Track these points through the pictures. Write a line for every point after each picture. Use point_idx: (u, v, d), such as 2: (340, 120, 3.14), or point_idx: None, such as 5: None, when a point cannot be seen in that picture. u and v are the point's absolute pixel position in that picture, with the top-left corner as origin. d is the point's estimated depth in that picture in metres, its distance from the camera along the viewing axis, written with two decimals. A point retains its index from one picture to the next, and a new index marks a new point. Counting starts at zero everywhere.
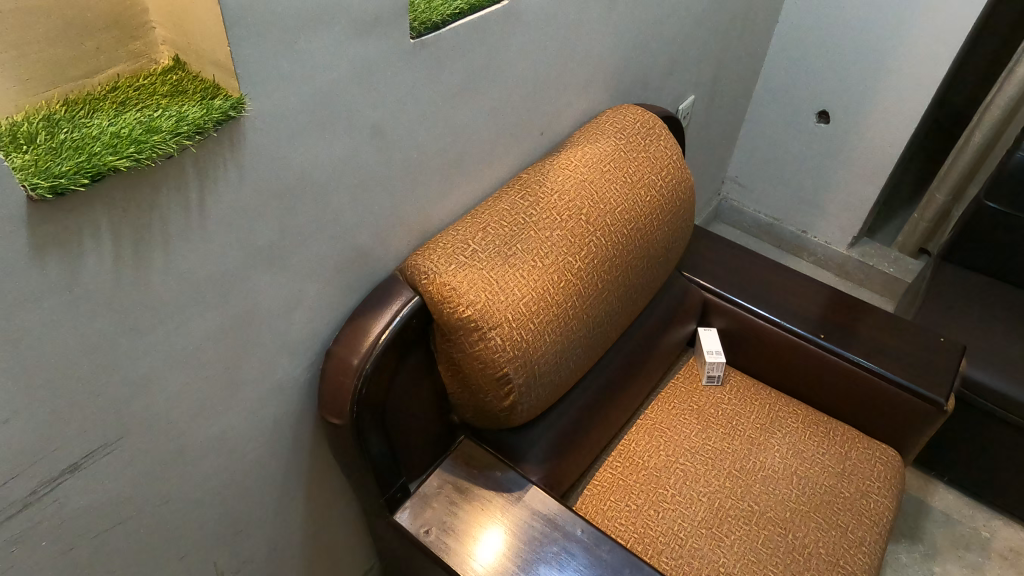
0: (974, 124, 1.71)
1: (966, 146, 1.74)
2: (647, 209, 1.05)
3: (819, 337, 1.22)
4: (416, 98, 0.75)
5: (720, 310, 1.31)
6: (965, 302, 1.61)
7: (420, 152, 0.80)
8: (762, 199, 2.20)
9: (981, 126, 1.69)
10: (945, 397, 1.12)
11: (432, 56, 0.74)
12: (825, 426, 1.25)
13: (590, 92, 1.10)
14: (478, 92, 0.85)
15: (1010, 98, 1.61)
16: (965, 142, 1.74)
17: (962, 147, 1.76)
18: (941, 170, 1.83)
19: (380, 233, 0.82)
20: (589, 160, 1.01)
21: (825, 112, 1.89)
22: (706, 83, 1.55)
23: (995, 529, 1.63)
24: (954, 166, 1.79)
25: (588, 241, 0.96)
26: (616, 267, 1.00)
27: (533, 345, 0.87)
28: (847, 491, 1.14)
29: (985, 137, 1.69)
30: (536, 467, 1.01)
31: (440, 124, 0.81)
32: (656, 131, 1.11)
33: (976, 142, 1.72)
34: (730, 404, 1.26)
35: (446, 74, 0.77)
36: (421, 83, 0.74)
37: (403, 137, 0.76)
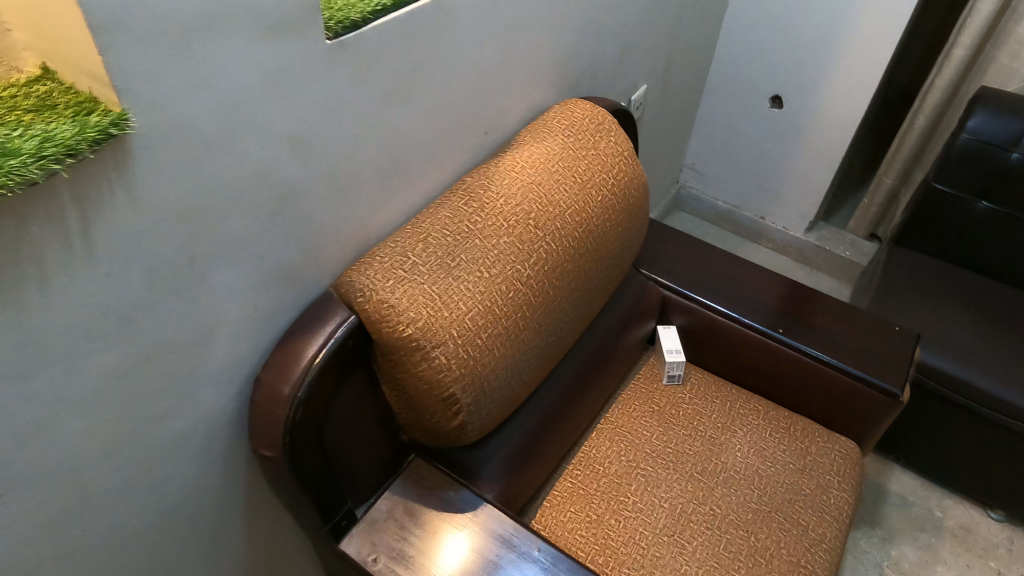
0: (915, 108, 1.73)
1: (911, 129, 1.75)
2: (598, 210, 1.01)
3: (778, 332, 1.20)
4: (339, 103, 0.69)
5: (679, 307, 1.28)
6: (918, 287, 1.62)
7: (347, 160, 0.74)
8: (720, 186, 2.18)
9: (924, 109, 1.71)
10: (900, 388, 1.12)
11: (354, 58, 0.68)
12: (785, 421, 1.24)
13: (536, 87, 1.05)
14: (410, 93, 0.79)
15: (949, 80, 1.63)
16: (909, 126, 1.76)
17: (906, 131, 1.77)
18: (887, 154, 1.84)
19: (307, 250, 0.75)
20: (536, 161, 0.96)
21: (778, 97, 1.87)
22: (658, 71, 1.51)
23: (947, 508, 1.66)
24: (900, 150, 1.80)
25: (538, 247, 0.91)
26: (567, 273, 0.96)
27: (482, 361, 0.82)
28: (807, 488, 1.14)
29: (928, 120, 1.71)
30: (492, 484, 0.96)
31: (369, 129, 0.75)
32: (606, 126, 1.07)
33: (920, 126, 1.73)
34: (691, 403, 1.24)
35: (372, 75, 0.71)
36: (343, 86, 0.68)
37: (327, 145, 0.70)
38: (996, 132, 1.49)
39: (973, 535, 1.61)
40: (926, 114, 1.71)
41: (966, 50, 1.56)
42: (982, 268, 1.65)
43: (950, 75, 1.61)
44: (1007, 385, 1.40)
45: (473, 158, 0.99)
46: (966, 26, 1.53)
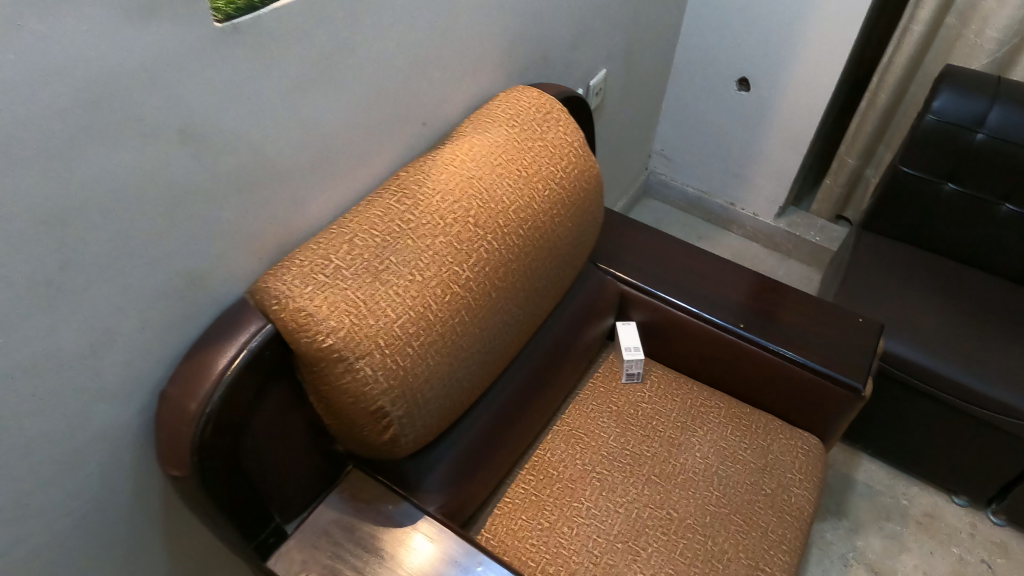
0: (875, 86, 1.74)
1: (872, 108, 1.76)
2: (545, 205, 0.95)
3: (739, 327, 1.16)
4: (234, 90, 0.63)
5: (638, 302, 1.23)
6: (886, 273, 1.59)
7: (255, 153, 0.69)
8: (690, 172, 2.13)
9: (884, 87, 1.72)
10: (862, 382, 1.09)
11: (250, 44, 0.63)
12: (748, 418, 1.20)
13: (479, 73, 0.99)
14: (326, 79, 0.73)
15: (908, 57, 1.64)
16: (871, 103, 1.77)
17: (868, 109, 1.78)
18: (848, 134, 1.85)
19: (215, 253, 0.70)
20: (477, 154, 0.91)
21: (745, 80, 1.82)
22: (619, 54, 1.45)
23: (913, 496, 1.64)
24: (862, 128, 1.82)
25: (477, 246, 0.85)
26: (511, 273, 0.90)
27: (414, 371, 0.76)
28: (768, 488, 1.10)
29: (889, 97, 1.73)
30: (434, 496, 0.92)
31: (277, 119, 0.69)
32: (555, 114, 1.01)
33: (881, 103, 1.75)
34: (650, 402, 1.20)
35: (276, 62, 0.66)
36: (237, 72, 0.63)
37: (226, 138, 0.65)
38: (962, 112, 1.45)
39: (938, 522, 1.59)
40: (887, 91, 1.72)
41: (925, 25, 1.57)
42: (948, 252, 1.63)
43: (909, 52, 1.63)
44: (971, 372, 1.39)
45: (409, 151, 0.93)
46: (924, 1, 1.54)
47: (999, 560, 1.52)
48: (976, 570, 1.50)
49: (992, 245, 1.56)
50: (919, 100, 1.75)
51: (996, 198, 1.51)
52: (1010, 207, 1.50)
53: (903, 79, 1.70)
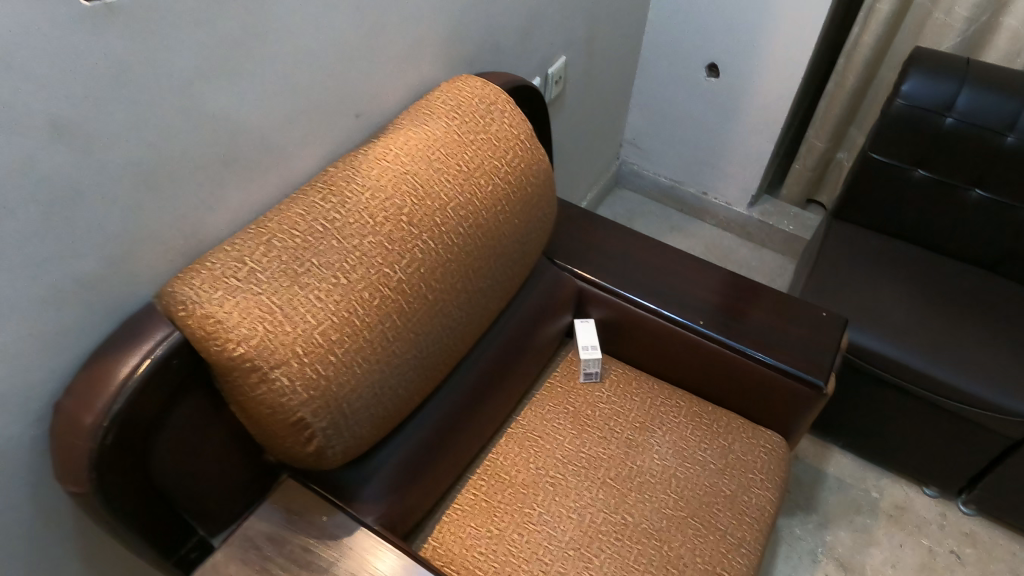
0: (844, 68, 1.72)
1: (841, 89, 1.74)
2: (487, 201, 0.91)
3: (698, 324, 1.13)
4: (121, 78, 0.60)
5: (596, 300, 1.20)
6: (856, 263, 1.55)
7: (151, 148, 0.65)
8: (661, 161, 2.09)
9: (852, 68, 1.70)
10: (824, 379, 1.06)
11: (131, 29, 0.59)
12: (709, 418, 1.17)
13: (418, 62, 0.95)
14: (231, 67, 0.69)
15: (876, 36, 1.62)
16: (839, 85, 1.75)
17: (835, 91, 1.76)
18: (816, 117, 1.83)
19: (111, 255, 0.66)
20: (413, 147, 0.86)
21: (714, 66, 1.78)
22: (579, 40, 1.40)
23: (883, 488, 1.59)
24: (830, 111, 1.79)
25: (411, 246, 0.81)
26: (450, 274, 0.86)
27: (338, 380, 0.72)
28: (728, 489, 1.07)
29: (858, 80, 1.71)
30: (373, 506, 0.88)
31: (175, 111, 0.65)
32: (500, 105, 0.96)
33: (850, 85, 1.72)
34: (609, 402, 1.16)
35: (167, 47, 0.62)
36: (121, 60, 0.59)
37: (111, 131, 0.61)
38: (930, 96, 1.42)
39: (908, 514, 1.55)
40: (856, 72, 1.70)
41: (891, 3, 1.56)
42: (919, 239, 1.60)
43: (876, 32, 1.61)
44: (938, 362, 1.36)
45: (341, 143, 0.89)
46: None
47: (968, 551, 1.50)
48: (946, 562, 1.48)
49: (963, 232, 1.54)
50: (889, 82, 1.74)
51: (966, 183, 1.48)
52: (980, 192, 1.48)
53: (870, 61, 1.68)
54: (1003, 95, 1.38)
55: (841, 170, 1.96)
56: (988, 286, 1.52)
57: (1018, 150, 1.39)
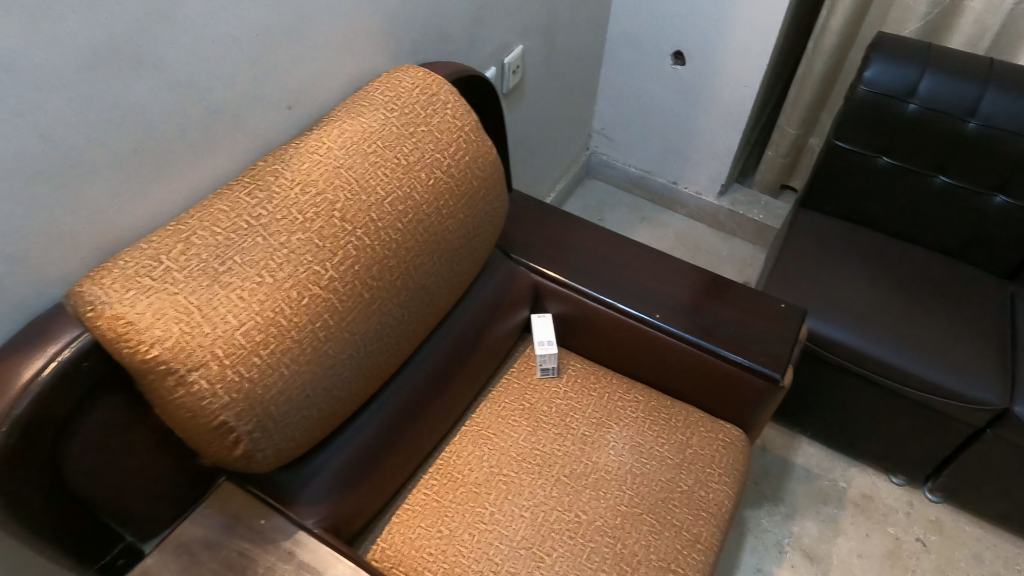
0: (812, 53, 1.72)
1: (809, 75, 1.74)
2: (429, 196, 0.88)
3: (655, 318, 1.11)
4: None
5: (553, 294, 1.18)
6: (822, 252, 1.54)
7: (48, 133, 0.62)
8: (631, 151, 2.07)
9: (822, 54, 1.70)
10: (781, 372, 1.05)
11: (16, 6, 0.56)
12: (666, 412, 1.15)
13: (354, 50, 0.93)
14: (141, 51, 0.67)
15: (844, 21, 1.62)
16: (808, 71, 1.74)
17: (805, 77, 1.76)
18: (786, 104, 1.82)
19: (11, 250, 0.63)
20: (346, 140, 0.84)
21: (680, 53, 1.76)
22: (537, 29, 1.38)
23: (851, 477, 1.59)
24: (801, 97, 1.79)
25: (344, 243, 0.79)
26: (388, 271, 0.84)
27: (263, 382, 0.70)
28: (685, 484, 1.06)
29: (826, 65, 1.71)
30: (314, 509, 0.86)
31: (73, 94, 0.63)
32: (442, 95, 0.94)
33: (818, 70, 1.72)
34: (566, 398, 1.15)
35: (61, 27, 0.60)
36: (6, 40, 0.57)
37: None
38: (893, 82, 1.40)
39: (875, 503, 1.55)
40: (823, 58, 1.70)
41: None
42: (884, 227, 1.60)
43: (844, 16, 1.61)
44: (901, 351, 1.36)
45: (271, 136, 0.86)
46: None
47: (933, 539, 1.50)
48: (911, 549, 1.48)
49: (927, 218, 1.54)
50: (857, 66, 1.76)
51: (929, 170, 1.48)
52: (943, 179, 1.47)
53: (839, 46, 1.68)
54: (964, 81, 1.37)
55: (810, 154, 1.96)
56: (951, 273, 1.52)
57: (979, 136, 1.39)
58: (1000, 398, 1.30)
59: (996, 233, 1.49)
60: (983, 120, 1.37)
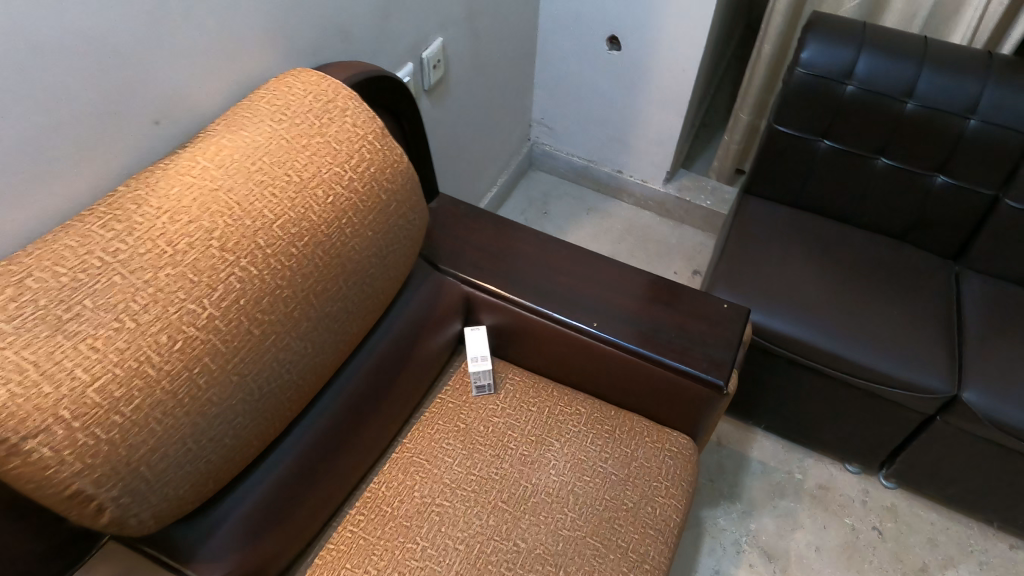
0: (761, 35, 1.71)
1: (758, 59, 1.73)
2: (328, 215, 0.81)
3: (592, 326, 1.05)
4: None
5: (485, 305, 1.11)
6: (768, 240, 1.49)
7: None
8: (572, 139, 2.04)
9: (769, 37, 1.69)
10: (725, 380, 1.00)
11: None
12: (610, 423, 1.09)
13: (236, 54, 0.85)
14: None
15: (789, 4, 1.61)
16: (757, 55, 1.74)
17: (755, 61, 1.75)
18: (741, 88, 1.82)
19: None
20: (225, 159, 0.76)
21: (615, 38, 1.73)
22: (452, 22, 1.33)
23: (807, 468, 1.56)
24: (751, 80, 1.78)
25: (225, 275, 0.71)
26: (282, 302, 0.76)
27: (128, 443, 0.62)
28: (630, 501, 1.00)
29: (774, 48, 1.70)
30: (216, 567, 0.77)
31: None
32: (338, 102, 0.86)
33: (766, 54, 1.72)
34: (503, 416, 1.08)
35: None
36: None
37: None
38: (829, 64, 1.38)
39: (831, 493, 1.53)
40: (772, 41, 1.69)
41: None
42: (829, 211, 1.57)
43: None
44: (849, 340, 1.33)
45: (134, 156, 0.77)
46: None
47: (889, 526, 1.49)
48: (868, 539, 1.46)
49: (873, 200, 1.51)
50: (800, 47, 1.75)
51: (871, 152, 1.46)
52: (885, 161, 1.46)
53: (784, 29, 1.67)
54: (900, 60, 1.36)
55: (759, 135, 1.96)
56: (897, 256, 1.50)
57: (917, 117, 1.38)
58: (948, 385, 1.28)
59: (940, 212, 1.47)
60: (920, 101, 1.36)
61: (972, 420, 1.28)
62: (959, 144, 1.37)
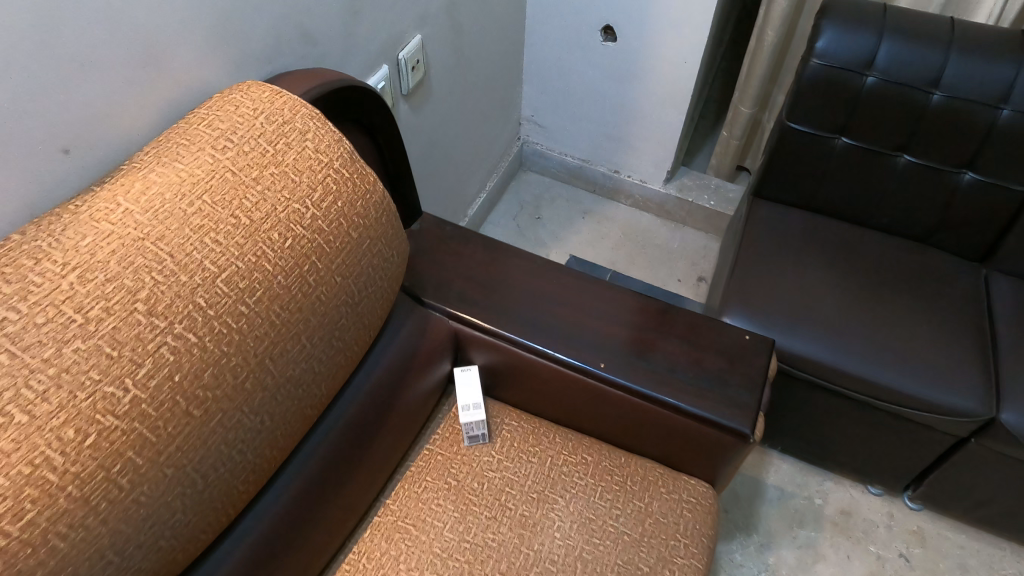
0: (762, 22, 1.57)
1: (761, 48, 1.59)
2: (285, 262, 0.67)
3: (599, 367, 0.93)
4: None
5: (476, 342, 0.99)
6: (783, 249, 1.37)
7: None
8: (564, 138, 1.90)
9: (771, 24, 1.55)
10: (751, 426, 0.88)
11: None
12: (620, 473, 0.97)
13: (165, 66, 0.71)
14: None
15: None
16: (759, 43, 1.60)
17: (756, 50, 1.61)
18: (740, 79, 1.68)
19: None
20: (152, 199, 0.61)
21: (609, 27, 1.59)
22: (431, 18, 1.19)
23: (827, 492, 1.46)
24: (752, 72, 1.65)
25: (154, 345, 0.56)
26: (230, 372, 0.62)
27: (17, 568, 0.48)
28: (647, 566, 0.88)
29: (777, 35, 1.56)
30: None
31: None
32: (296, 123, 0.72)
33: (769, 41, 1.57)
34: (500, 470, 0.96)
35: None
36: None
37: None
38: (847, 54, 1.25)
39: (854, 519, 1.42)
40: (775, 28, 1.55)
41: None
42: (846, 215, 1.45)
43: None
44: (875, 361, 1.21)
45: (38, 193, 0.64)
46: None
47: (916, 552, 1.38)
48: (894, 568, 1.36)
49: (895, 202, 1.39)
50: (807, 34, 1.61)
51: (893, 150, 1.33)
52: (908, 159, 1.33)
53: (789, 15, 1.53)
54: (925, 46, 1.23)
55: (762, 130, 1.83)
56: (923, 262, 1.38)
57: (944, 110, 1.25)
58: (985, 407, 1.17)
59: (968, 214, 1.35)
60: (947, 91, 1.23)
61: (1011, 445, 1.16)
62: (989, 139, 1.25)
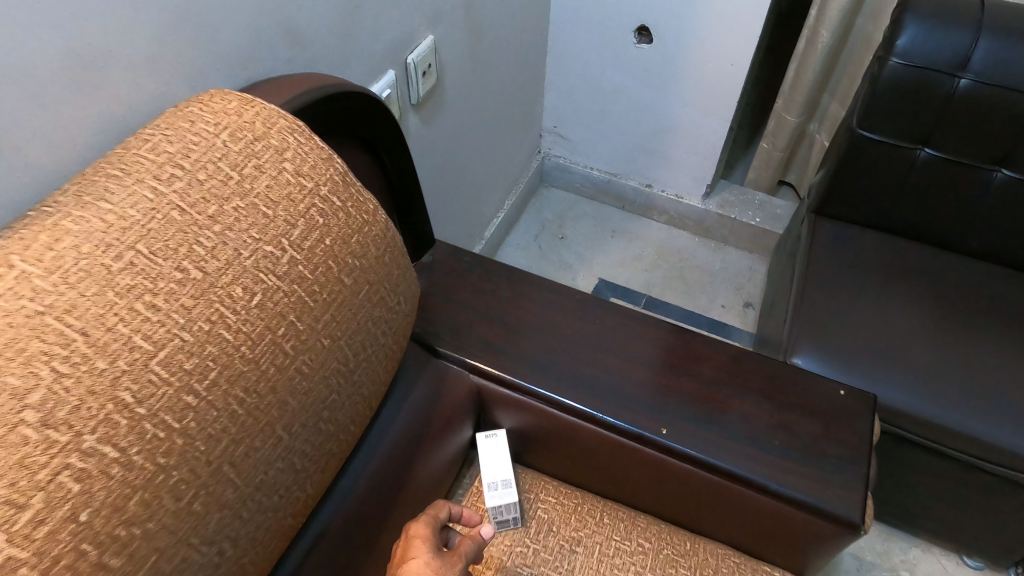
0: (814, 23, 1.39)
1: (813, 49, 1.41)
2: (252, 328, 0.49)
3: (660, 434, 0.74)
4: None
5: (503, 402, 0.81)
6: (857, 278, 1.18)
7: None
8: (592, 151, 1.72)
9: (825, 23, 1.37)
10: (862, 515, 0.69)
11: None
12: (687, 567, 0.78)
13: (98, 78, 0.55)
14: None
15: None
16: (810, 44, 1.41)
17: (806, 52, 1.43)
18: (788, 83, 1.50)
19: None
20: (60, 255, 0.44)
21: (644, 28, 1.41)
22: (445, 15, 1.02)
23: (914, 563, 1.25)
24: (802, 76, 1.46)
25: (48, 473, 0.38)
26: (170, 495, 0.44)
27: None
28: None
29: (831, 35, 1.38)
30: None
31: None
32: (271, 140, 0.55)
33: (824, 42, 1.39)
34: (538, 566, 0.77)
35: None
36: None
37: None
38: (935, 50, 1.06)
39: None
40: (829, 28, 1.37)
41: None
42: (926, 236, 1.25)
43: None
44: (987, 416, 1.00)
45: None
46: None
47: None
48: None
49: (988, 223, 1.18)
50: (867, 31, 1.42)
51: (988, 162, 1.13)
52: (1007, 173, 1.13)
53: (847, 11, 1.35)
54: None
55: (813, 140, 1.64)
56: None
57: None
58: None
59: None
60: None
61: None
62: None
